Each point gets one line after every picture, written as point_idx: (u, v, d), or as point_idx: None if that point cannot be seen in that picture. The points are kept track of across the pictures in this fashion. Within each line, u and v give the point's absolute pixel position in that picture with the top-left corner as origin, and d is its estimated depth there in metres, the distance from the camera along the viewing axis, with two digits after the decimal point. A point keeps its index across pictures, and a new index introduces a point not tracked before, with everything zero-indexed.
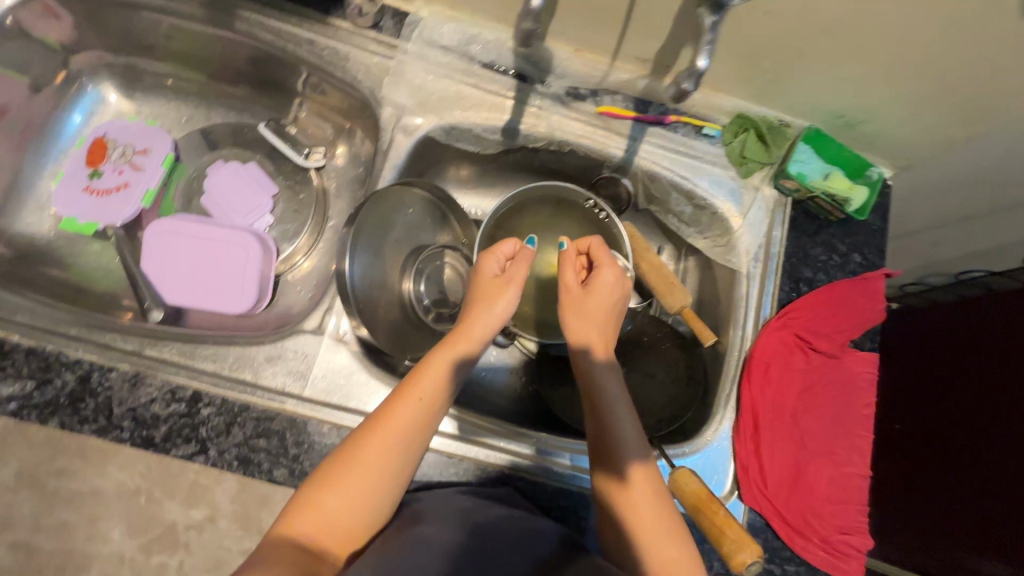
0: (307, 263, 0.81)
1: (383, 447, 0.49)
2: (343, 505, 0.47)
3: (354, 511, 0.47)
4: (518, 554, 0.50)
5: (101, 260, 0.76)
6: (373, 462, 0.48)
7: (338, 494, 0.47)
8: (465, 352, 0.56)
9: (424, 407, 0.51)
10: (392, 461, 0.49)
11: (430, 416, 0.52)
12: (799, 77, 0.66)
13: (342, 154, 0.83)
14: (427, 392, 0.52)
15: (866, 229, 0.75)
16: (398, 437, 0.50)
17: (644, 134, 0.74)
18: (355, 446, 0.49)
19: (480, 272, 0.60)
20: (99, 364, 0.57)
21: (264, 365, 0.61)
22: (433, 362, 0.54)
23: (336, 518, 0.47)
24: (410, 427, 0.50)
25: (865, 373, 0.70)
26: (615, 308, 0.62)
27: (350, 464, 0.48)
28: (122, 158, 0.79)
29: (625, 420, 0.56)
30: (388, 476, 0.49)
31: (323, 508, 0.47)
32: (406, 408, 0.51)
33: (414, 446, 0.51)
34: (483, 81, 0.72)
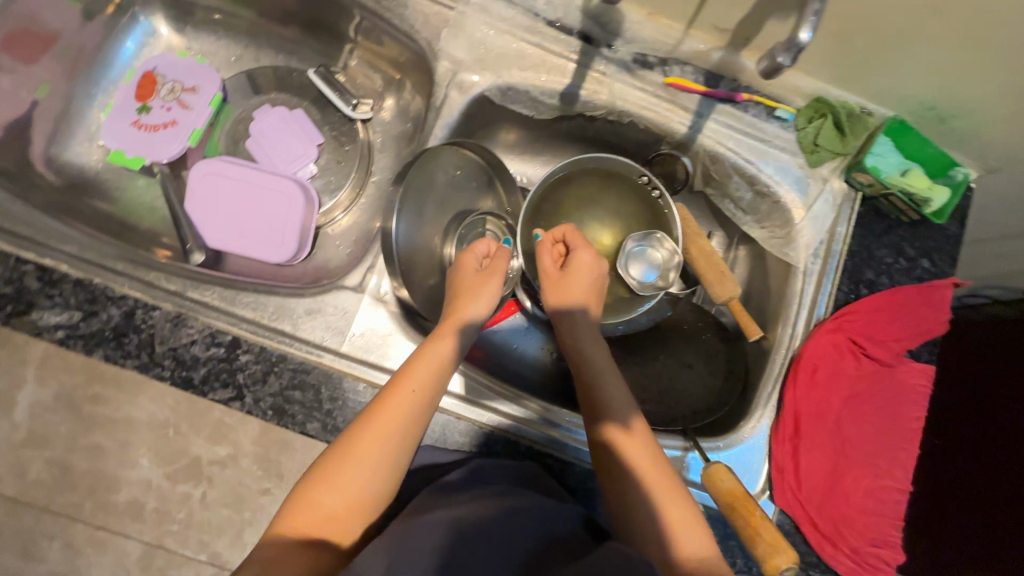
0: (346, 218, 0.79)
1: (375, 439, 0.48)
2: (338, 501, 0.47)
3: (352, 506, 0.47)
4: (535, 531, 0.46)
5: (145, 196, 0.76)
6: (367, 455, 0.48)
7: (332, 488, 0.47)
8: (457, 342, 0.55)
9: (417, 396, 0.51)
10: (386, 453, 0.48)
11: (424, 405, 0.51)
12: (894, 61, 0.60)
13: (391, 108, 0.81)
14: (419, 382, 0.51)
15: (940, 234, 0.69)
16: (390, 429, 0.49)
17: (712, 111, 0.69)
18: (347, 440, 0.48)
19: (462, 270, 0.61)
20: (144, 302, 0.58)
21: (304, 318, 0.61)
22: (422, 354, 0.53)
23: (333, 514, 0.46)
24: (402, 418, 0.50)
25: (918, 385, 0.67)
26: (597, 287, 0.63)
27: (341, 458, 0.48)
28: (170, 95, 0.77)
29: (613, 389, 0.56)
30: (384, 468, 0.48)
31: (318, 506, 0.46)
32: (397, 398, 0.50)
33: (408, 437, 0.50)
34: (546, 40, 0.68)
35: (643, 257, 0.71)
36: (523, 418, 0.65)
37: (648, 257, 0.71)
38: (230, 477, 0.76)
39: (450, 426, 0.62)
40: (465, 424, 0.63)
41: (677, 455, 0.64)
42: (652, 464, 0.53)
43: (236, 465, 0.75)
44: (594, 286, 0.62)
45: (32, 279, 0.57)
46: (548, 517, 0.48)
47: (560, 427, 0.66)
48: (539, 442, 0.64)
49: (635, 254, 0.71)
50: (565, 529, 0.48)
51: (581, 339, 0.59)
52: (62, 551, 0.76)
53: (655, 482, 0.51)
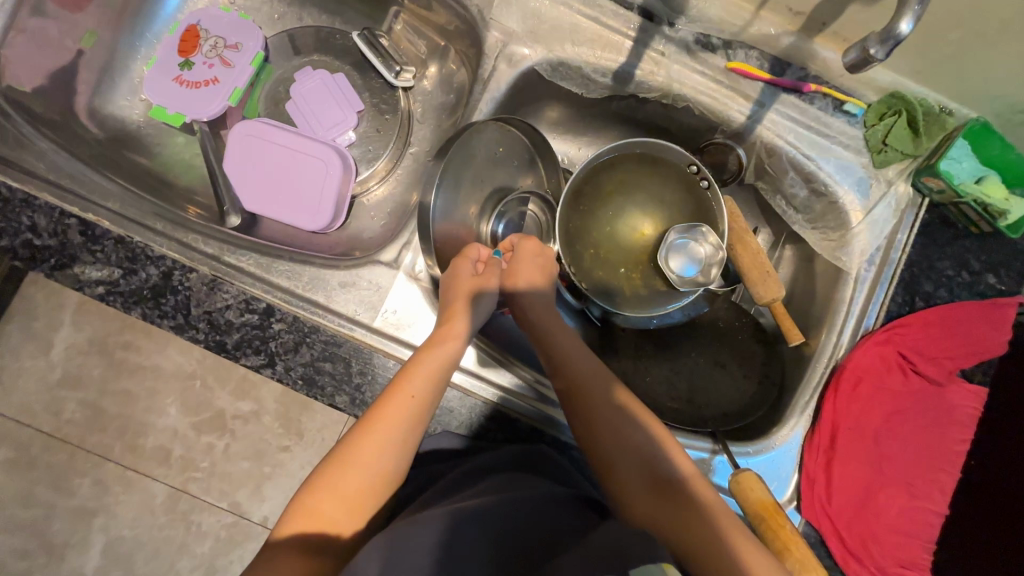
0: (381, 189, 0.78)
1: (376, 446, 0.49)
2: (340, 507, 0.47)
3: (354, 509, 0.48)
4: (539, 530, 0.46)
5: (185, 153, 0.76)
6: (370, 459, 0.49)
7: (334, 493, 0.48)
8: (457, 349, 0.55)
9: (416, 403, 0.51)
10: (388, 457, 0.49)
11: (424, 411, 0.52)
12: (993, 55, 0.55)
13: (433, 77, 0.78)
14: (419, 387, 0.52)
15: (1009, 248, 0.65)
16: (390, 436, 0.50)
17: (774, 101, 0.65)
18: (347, 447, 0.49)
19: (457, 273, 0.58)
20: (182, 264, 0.57)
21: (337, 291, 0.60)
22: (423, 359, 0.53)
23: (335, 520, 0.47)
24: (401, 424, 0.50)
25: (966, 407, 0.64)
26: (534, 271, 0.62)
27: (343, 465, 0.48)
28: (213, 51, 0.75)
29: (593, 378, 0.57)
30: (386, 468, 0.49)
31: (321, 510, 0.47)
32: (398, 404, 0.50)
33: (407, 443, 0.50)
34: (605, 13, 0.64)
35: (684, 251, 0.67)
36: (514, 388, 0.63)
37: (690, 250, 0.67)
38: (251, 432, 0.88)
39: (473, 408, 0.61)
40: (489, 408, 0.61)
41: (705, 458, 0.63)
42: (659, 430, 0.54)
43: (258, 420, 0.88)
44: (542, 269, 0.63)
45: (75, 232, 0.56)
46: (550, 510, 0.48)
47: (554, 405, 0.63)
48: (532, 417, 0.62)
49: (675, 247, 0.67)
50: (570, 516, 0.47)
51: (553, 329, 0.60)
52: (93, 487, 0.87)
53: (672, 447, 0.53)
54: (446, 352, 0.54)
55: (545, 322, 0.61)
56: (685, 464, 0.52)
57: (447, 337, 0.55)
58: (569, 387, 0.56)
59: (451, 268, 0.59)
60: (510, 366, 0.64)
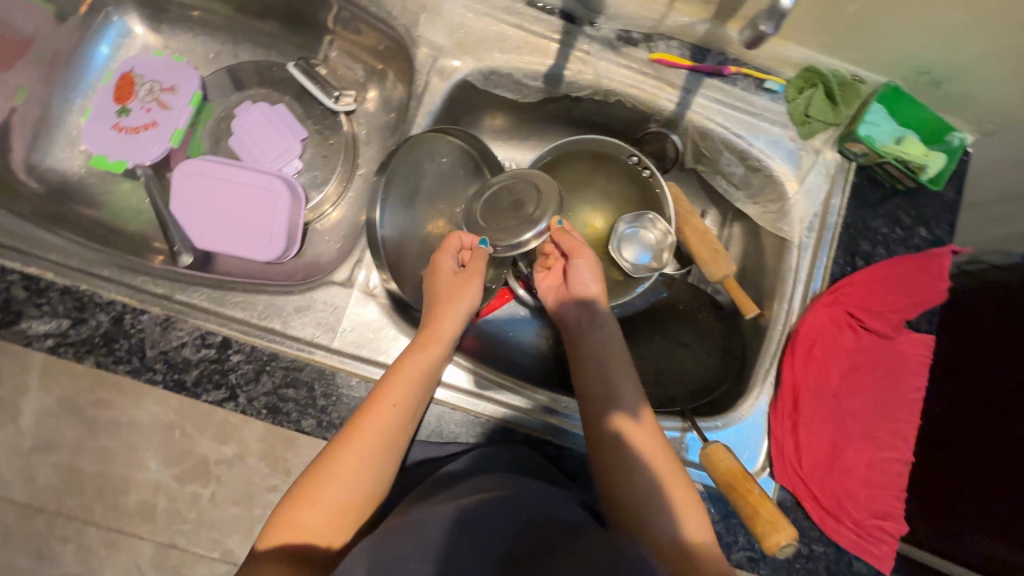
0: (335, 212, 0.79)
1: (359, 456, 0.49)
2: (320, 521, 0.47)
3: (334, 521, 0.48)
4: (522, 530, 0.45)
5: (130, 200, 0.75)
6: (348, 474, 0.49)
7: (317, 506, 0.48)
8: (439, 354, 0.56)
9: (398, 412, 0.52)
10: (370, 467, 0.49)
11: (406, 419, 0.52)
12: (888, 25, 0.59)
13: (373, 99, 0.80)
14: (400, 397, 0.52)
15: (937, 201, 0.68)
16: (373, 445, 0.50)
17: (700, 85, 0.68)
18: (330, 456, 0.49)
19: (438, 270, 0.59)
20: (132, 306, 0.57)
21: (293, 316, 0.60)
22: (403, 368, 0.53)
23: (319, 532, 0.47)
24: (384, 433, 0.51)
25: (919, 355, 0.66)
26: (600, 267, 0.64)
27: (326, 475, 0.48)
28: (149, 95, 0.76)
29: (625, 386, 0.56)
30: (364, 483, 0.49)
31: (300, 525, 0.47)
32: (378, 415, 0.51)
33: (389, 452, 0.51)
34: (527, 20, 0.66)
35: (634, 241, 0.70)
36: (526, 408, 0.65)
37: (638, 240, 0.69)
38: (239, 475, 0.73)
39: (448, 417, 0.62)
40: (464, 415, 0.62)
41: (676, 436, 0.64)
42: (659, 448, 0.53)
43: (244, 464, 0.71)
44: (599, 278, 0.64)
45: (18, 288, 0.56)
46: (535, 507, 0.48)
47: (562, 416, 0.65)
48: (538, 430, 0.64)
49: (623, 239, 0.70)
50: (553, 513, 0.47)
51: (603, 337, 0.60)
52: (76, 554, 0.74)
53: (665, 467, 0.51)
54: (429, 359, 0.55)
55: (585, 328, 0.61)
56: (682, 486, 0.51)
57: (428, 343, 0.56)
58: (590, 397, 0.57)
59: (432, 264, 0.60)
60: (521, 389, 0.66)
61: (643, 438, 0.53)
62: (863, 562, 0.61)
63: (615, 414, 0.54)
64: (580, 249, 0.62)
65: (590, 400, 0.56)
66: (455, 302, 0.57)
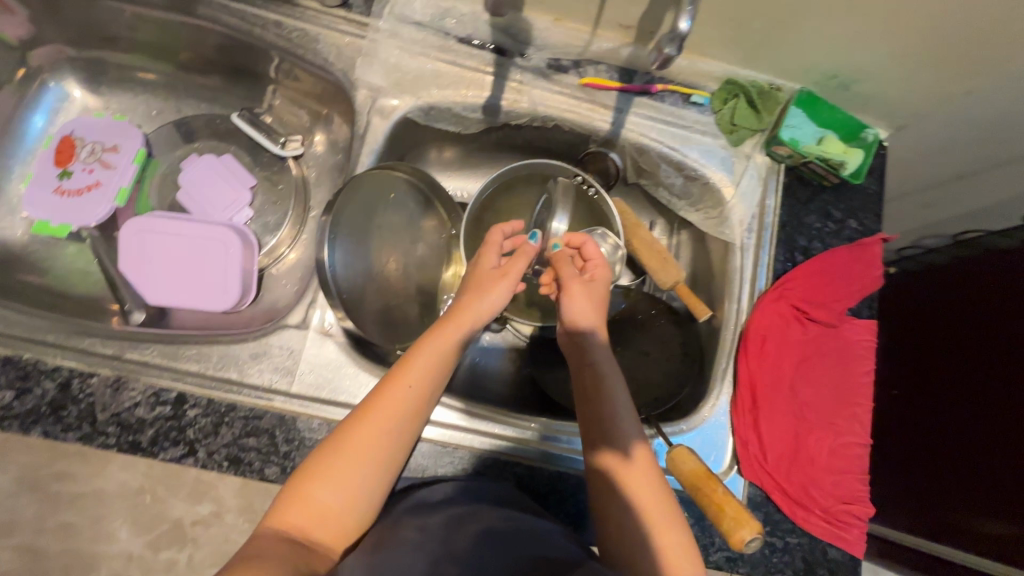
0: (292, 254, 0.79)
1: (371, 436, 0.48)
2: (335, 498, 0.46)
3: (349, 499, 0.46)
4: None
5: (77, 263, 0.74)
6: (367, 453, 0.47)
7: (332, 483, 0.46)
8: (458, 336, 0.54)
9: (417, 392, 0.50)
10: (390, 446, 0.48)
11: (423, 403, 0.51)
12: (791, 37, 0.63)
13: (321, 142, 0.81)
14: (418, 378, 0.51)
15: (862, 194, 0.73)
16: (387, 425, 0.48)
17: (631, 105, 0.71)
18: (344, 430, 0.48)
19: (482, 264, 0.61)
20: (79, 371, 0.56)
21: (249, 364, 0.60)
22: (427, 347, 0.53)
23: (324, 515, 0.45)
24: (398, 415, 0.49)
25: (864, 341, 0.69)
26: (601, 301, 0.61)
27: (338, 453, 0.47)
28: (91, 157, 0.75)
29: (629, 423, 0.54)
30: (383, 464, 0.48)
31: (313, 501, 0.45)
32: (399, 394, 0.50)
33: (402, 437, 0.49)
34: (460, 57, 0.69)
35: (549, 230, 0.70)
36: (516, 437, 0.65)
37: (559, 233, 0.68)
38: (216, 535, 0.66)
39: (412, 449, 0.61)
40: (430, 446, 0.62)
41: None
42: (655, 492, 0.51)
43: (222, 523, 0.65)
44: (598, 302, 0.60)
45: None
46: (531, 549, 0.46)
47: (560, 442, 0.65)
48: (534, 459, 0.64)
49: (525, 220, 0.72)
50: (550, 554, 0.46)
51: (610, 376, 0.57)
52: None
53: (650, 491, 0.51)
54: (450, 341, 0.54)
55: (591, 365, 0.57)
56: (677, 535, 0.49)
57: (449, 325, 0.55)
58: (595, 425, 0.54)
59: (479, 257, 0.62)
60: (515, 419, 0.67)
61: (638, 481, 0.51)
62: (837, 548, 0.63)
63: (602, 449, 0.54)
64: (569, 288, 0.59)
65: (589, 428, 0.55)
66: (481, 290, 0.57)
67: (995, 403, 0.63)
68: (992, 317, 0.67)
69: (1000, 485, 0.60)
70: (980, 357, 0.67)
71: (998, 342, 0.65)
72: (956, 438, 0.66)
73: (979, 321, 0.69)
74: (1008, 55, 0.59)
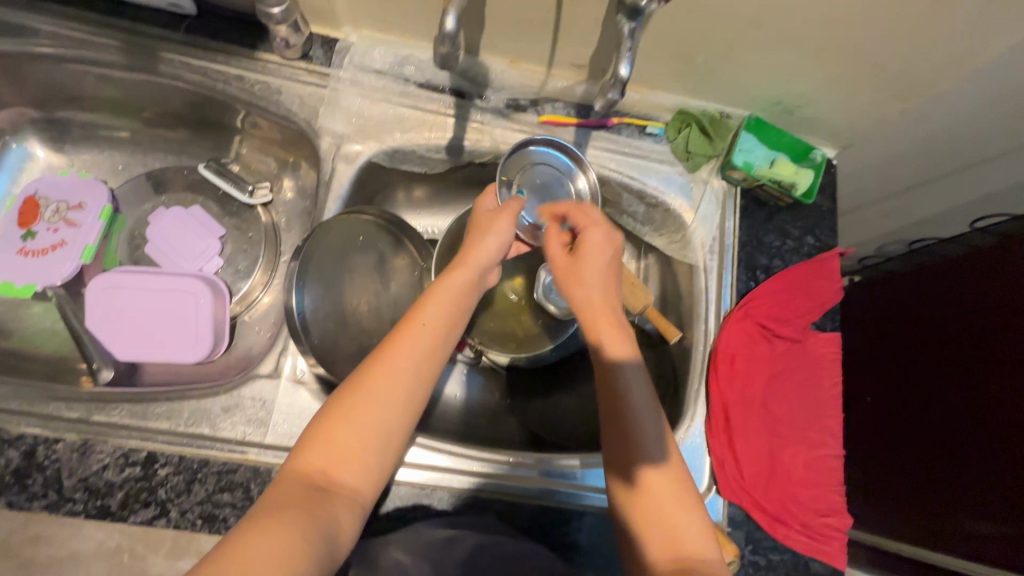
0: (266, 297, 0.79)
1: (390, 375, 0.48)
2: (353, 434, 0.46)
3: (365, 437, 0.46)
4: None
5: (43, 323, 0.73)
6: (383, 389, 0.47)
7: (349, 420, 0.46)
8: (465, 277, 0.56)
9: (431, 329, 0.51)
10: (407, 381, 0.49)
11: (437, 343, 0.52)
12: (735, 69, 0.67)
13: (289, 187, 0.82)
14: (430, 319, 0.52)
15: (816, 211, 0.75)
16: (403, 367, 0.49)
17: (589, 139, 0.74)
18: (363, 372, 0.48)
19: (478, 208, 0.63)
20: (44, 437, 0.55)
21: (221, 417, 0.59)
22: (437, 289, 0.54)
23: (349, 458, 0.45)
24: (414, 356, 0.50)
25: (830, 353, 0.71)
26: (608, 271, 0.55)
27: (359, 394, 0.47)
28: (56, 216, 0.75)
29: (648, 422, 0.50)
30: (400, 400, 0.48)
31: (333, 439, 0.46)
32: (411, 331, 0.50)
33: (421, 378, 0.50)
34: (421, 101, 0.71)
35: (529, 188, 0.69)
36: (497, 473, 0.65)
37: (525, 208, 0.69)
38: None
39: (391, 494, 0.61)
40: (409, 488, 0.62)
41: None
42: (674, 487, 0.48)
43: None
44: (605, 272, 0.54)
45: None
46: None
47: (543, 476, 0.65)
48: (515, 495, 0.64)
49: (544, 140, 0.69)
50: None
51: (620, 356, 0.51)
52: None
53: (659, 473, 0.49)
54: (458, 283, 0.55)
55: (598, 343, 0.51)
56: (694, 523, 0.47)
57: (455, 268, 0.56)
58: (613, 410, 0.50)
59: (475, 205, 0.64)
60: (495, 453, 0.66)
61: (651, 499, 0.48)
62: (819, 562, 0.64)
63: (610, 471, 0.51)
64: (573, 277, 0.54)
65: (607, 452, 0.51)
66: (486, 230, 0.58)
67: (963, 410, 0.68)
68: (951, 330, 0.72)
69: (991, 483, 0.63)
70: (960, 361, 0.70)
71: (959, 352, 0.71)
72: (948, 440, 0.69)
73: (940, 336, 0.74)
74: (934, 78, 0.63)
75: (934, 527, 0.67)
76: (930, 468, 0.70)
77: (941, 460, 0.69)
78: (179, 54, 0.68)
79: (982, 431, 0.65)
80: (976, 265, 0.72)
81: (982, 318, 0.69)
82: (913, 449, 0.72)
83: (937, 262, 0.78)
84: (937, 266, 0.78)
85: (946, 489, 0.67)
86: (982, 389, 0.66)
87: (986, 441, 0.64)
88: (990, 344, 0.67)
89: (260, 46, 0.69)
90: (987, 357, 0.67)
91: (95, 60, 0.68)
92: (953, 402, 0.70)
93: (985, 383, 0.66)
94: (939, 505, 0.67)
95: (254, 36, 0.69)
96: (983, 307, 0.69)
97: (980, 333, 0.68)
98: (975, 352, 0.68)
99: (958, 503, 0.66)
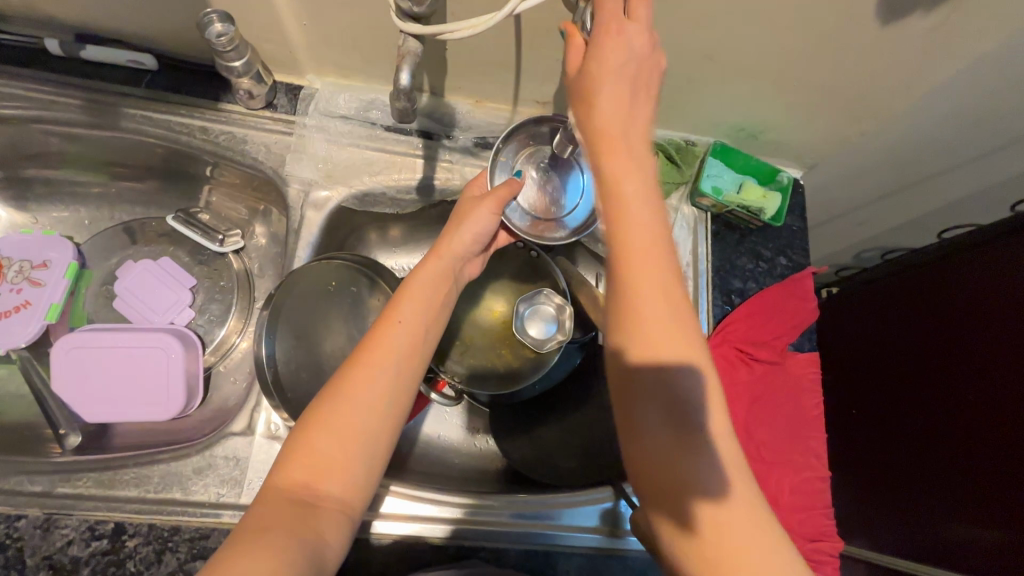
0: (244, 343, 0.78)
1: (369, 377, 0.47)
2: (335, 443, 0.45)
3: (348, 445, 0.45)
4: None
5: (8, 387, 0.71)
6: (362, 394, 0.47)
7: (330, 431, 0.45)
8: (441, 266, 0.55)
9: (407, 331, 0.51)
10: (386, 384, 0.48)
11: (416, 342, 0.51)
12: (695, 100, 0.68)
13: (261, 233, 0.81)
14: (406, 315, 0.51)
15: (787, 231, 0.76)
16: (381, 370, 0.48)
17: None
18: (340, 379, 0.47)
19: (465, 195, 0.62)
20: (4, 514, 0.53)
21: (193, 480, 0.57)
22: (410, 286, 0.53)
23: (332, 463, 0.44)
24: (393, 356, 0.49)
25: (809, 373, 0.71)
26: (631, 81, 0.43)
27: (340, 396, 0.47)
28: (19, 275, 0.72)
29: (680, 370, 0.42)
30: (384, 405, 0.47)
31: (316, 450, 0.45)
32: (386, 332, 0.50)
33: (404, 375, 0.49)
34: (389, 143, 0.71)
35: (530, 171, 0.64)
36: (482, 519, 0.63)
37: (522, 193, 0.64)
38: None
39: (375, 546, 0.60)
40: (391, 541, 0.61)
41: (609, 507, 0.66)
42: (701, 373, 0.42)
43: None
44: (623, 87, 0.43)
45: None
46: None
47: (529, 518, 0.64)
48: (501, 541, 0.63)
49: (540, 120, 0.64)
50: None
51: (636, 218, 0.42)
52: None
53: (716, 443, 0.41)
54: (432, 275, 0.54)
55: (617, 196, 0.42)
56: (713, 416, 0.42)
57: (429, 260, 0.56)
58: (629, 277, 0.42)
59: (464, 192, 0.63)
60: (479, 496, 0.65)
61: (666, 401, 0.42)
62: None
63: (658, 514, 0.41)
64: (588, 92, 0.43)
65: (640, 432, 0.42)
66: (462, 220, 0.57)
67: (965, 419, 0.69)
68: (943, 342, 0.74)
69: (997, 494, 0.64)
70: (954, 369, 0.72)
71: (950, 363, 0.72)
72: (953, 448, 0.70)
73: (930, 348, 0.75)
74: (887, 102, 0.65)
75: (942, 539, 0.70)
76: (944, 481, 0.70)
77: (950, 473, 0.70)
78: (141, 109, 0.68)
79: (987, 437, 0.66)
80: (956, 275, 0.74)
81: (969, 332, 0.71)
82: (925, 463, 0.73)
83: (910, 269, 0.81)
84: (913, 277, 0.81)
85: (959, 501, 0.68)
86: (979, 399, 0.68)
87: (993, 452, 0.65)
88: (983, 354, 0.68)
89: (224, 97, 0.69)
90: (980, 366, 0.68)
91: (56, 119, 0.67)
92: (950, 415, 0.71)
93: (980, 390, 0.68)
94: (942, 514, 0.70)
95: (218, 87, 0.69)
96: (967, 318, 0.71)
97: (970, 344, 0.70)
98: (967, 363, 0.70)
99: (962, 513, 0.68)
